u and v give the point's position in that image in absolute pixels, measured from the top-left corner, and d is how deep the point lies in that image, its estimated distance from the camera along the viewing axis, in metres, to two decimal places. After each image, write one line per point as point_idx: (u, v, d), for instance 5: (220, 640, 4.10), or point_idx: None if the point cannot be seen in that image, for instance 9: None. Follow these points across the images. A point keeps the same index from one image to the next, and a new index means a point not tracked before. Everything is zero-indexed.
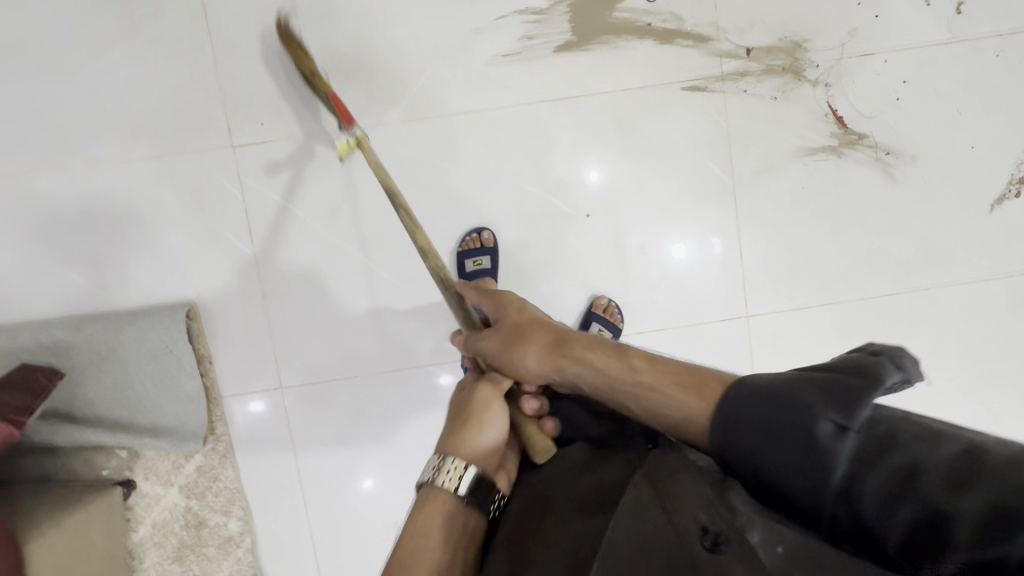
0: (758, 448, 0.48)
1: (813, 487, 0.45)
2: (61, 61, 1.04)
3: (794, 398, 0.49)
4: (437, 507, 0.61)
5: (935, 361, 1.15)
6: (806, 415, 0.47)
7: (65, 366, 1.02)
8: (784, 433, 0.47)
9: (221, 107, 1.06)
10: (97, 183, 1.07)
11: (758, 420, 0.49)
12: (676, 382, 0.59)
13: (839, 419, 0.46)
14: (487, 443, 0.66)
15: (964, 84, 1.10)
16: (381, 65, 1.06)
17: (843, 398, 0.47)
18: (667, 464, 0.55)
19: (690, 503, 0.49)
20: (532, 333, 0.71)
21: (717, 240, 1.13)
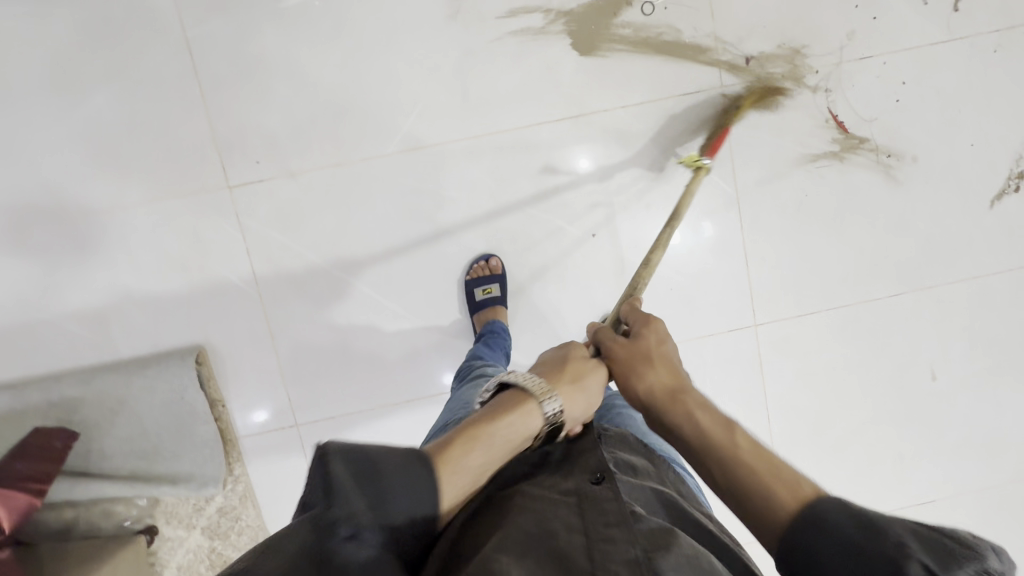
0: (827, 563, 0.44)
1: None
2: (45, 108, 1.01)
3: (884, 531, 0.43)
4: (514, 421, 0.59)
5: (939, 356, 1.17)
6: (902, 551, 0.42)
7: (81, 420, 1.02)
8: (864, 559, 0.43)
9: (214, 147, 1.04)
10: (92, 232, 1.04)
11: (851, 544, 0.44)
12: (773, 473, 0.51)
13: (931, 564, 0.41)
14: (572, 402, 0.65)
15: (963, 81, 1.10)
16: (376, 95, 1.04)
17: (943, 553, 0.42)
18: (607, 515, 0.52)
19: (612, 558, 0.47)
20: (657, 363, 0.67)
21: (708, 224, 1.12)
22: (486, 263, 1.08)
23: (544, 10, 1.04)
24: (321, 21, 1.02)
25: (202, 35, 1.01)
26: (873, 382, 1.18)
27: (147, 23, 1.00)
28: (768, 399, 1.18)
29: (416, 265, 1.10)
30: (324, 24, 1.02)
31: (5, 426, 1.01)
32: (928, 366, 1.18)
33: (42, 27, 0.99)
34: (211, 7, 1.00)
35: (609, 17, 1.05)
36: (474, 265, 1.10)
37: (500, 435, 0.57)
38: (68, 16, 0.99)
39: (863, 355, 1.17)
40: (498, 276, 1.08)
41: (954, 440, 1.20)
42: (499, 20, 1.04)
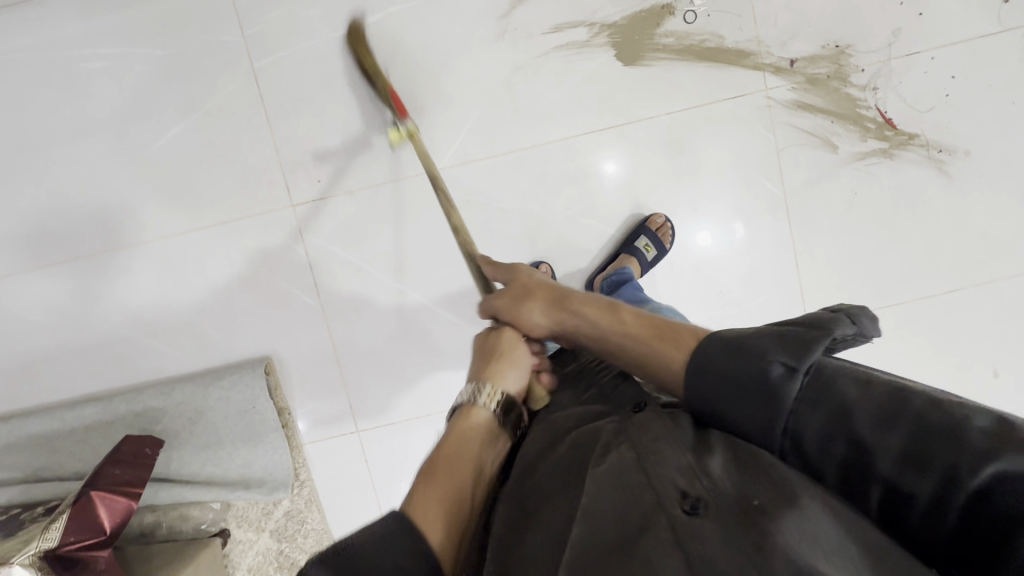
0: (720, 398, 0.54)
1: (764, 427, 0.51)
2: (126, 138, 1.09)
3: (750, 351, 0.53)
4: (467, 434, 0.62)
5: (1002, 353, 1.15)
6: (761, 358, 0.52)
7: (161, 429, 1.10)
8: (743, 383, 0.52)
9: (278, 169, 1.10)
10: (168, 252, 1.12)
11: (727, 369, 0.54)
12: (657, 333, 0.63)
13: (787, 362, 0.51)
14: (510, 377, 0.69)
15: (1017, 72, 1.08)
16: (429, 113, 1.09)
17: (796, 346, 0.51)
18: (652, 431, 0.54)
19: (665, 467, 0.50)
20: (537, 292, 0.75)
21: (740, 225, 1.12)
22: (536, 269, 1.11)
23: (589, 25, 1.07)
24: (377, 46, 1.08)
25: (267, 64, 1.08)
26: (932, 381, 1.16)
27: (217, 55, 1.08)
28: None
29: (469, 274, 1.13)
30: (380, 47, 1.08)
31: (95, 436, 1.09)
32: (991, 363, 1.15)
33: (125, 63, 1.08)
34: (276, 38, 1.07)
35: (647, 27, 1.07)
36: None
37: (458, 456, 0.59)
38: (147, 53, 1.07)
39: (921, 352, 1.15)
40: None
41: None
42: (545, 36, 1.08)
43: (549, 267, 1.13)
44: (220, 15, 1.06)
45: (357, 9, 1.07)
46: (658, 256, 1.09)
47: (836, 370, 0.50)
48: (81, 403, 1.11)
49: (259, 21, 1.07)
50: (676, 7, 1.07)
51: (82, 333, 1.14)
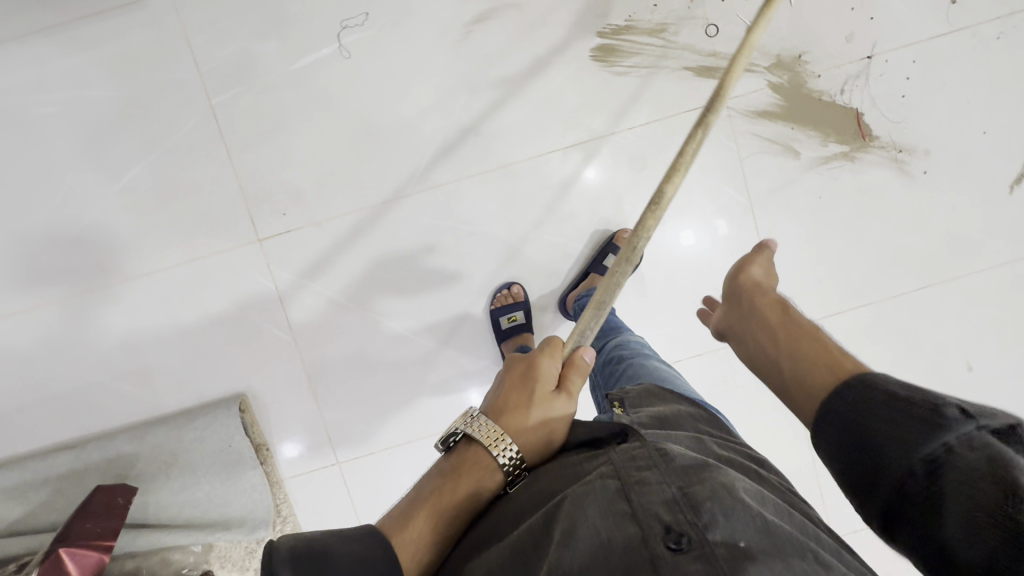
0: (866, 417, 0.48)
1: (903, 449, 0.44)
2: (84, 181, 1.08)
3: (927, 391, 0.47)
4: (467, 482, 0.57)
5: (973, 347, 1.16)
6: (938, 398, 0.45)
7: (136, 474, 1.07)
8: (897, 408, 0.46)
9: (242, 204, 1.09)
10: (134, 294, 1.10)
11: (890, 389, 0.48)
12: (810, 361, 0.58)
13: (964, 407, 0.44)
14: (531, 440, 0.60)
15: (969, 70, 1.10)
16: (392, 141, 1.09)
17: (978, 400, 0.45)
18: (637, 461, 0.55)
19: (650, 499, 0.51)
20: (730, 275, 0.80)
21: (721, 221, 1.12)
22: (508, 290, 1.12)
23: (546, 45, 1.08)
24: (335, 76, 1.07)
25: (225, 101, 1.07)
26: (909, 378, 1.16)
27: (173, 94, 1.07)
28: None
29: (442, 298, 1.13)
30: (338, 77, 1.07)
31: (69, 485, 1.07)
32: (964, 356, 1.16)
33: (80, 107, 1.06)
34: (232, 75, 1.07)
35: (615, 55, 1.08)
36: (498, 293, 1.13)
37: (457, 499, 0.56)
38: (102, 96, 1.06)
39: (895, 350, 1.16)
40: (522, 302, 1.11)
41: None
42: (502, 57, 1.08)
43: (522, 287, 1.13)
44: (175, 54, 1.06)
45: (313, 42, 1.06)
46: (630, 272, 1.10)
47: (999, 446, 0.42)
48: (52, 453, 1.08)
49: (215, 58, 1.06)
50: (631, 23, 1.08)
51: (50, 381, 1.11)
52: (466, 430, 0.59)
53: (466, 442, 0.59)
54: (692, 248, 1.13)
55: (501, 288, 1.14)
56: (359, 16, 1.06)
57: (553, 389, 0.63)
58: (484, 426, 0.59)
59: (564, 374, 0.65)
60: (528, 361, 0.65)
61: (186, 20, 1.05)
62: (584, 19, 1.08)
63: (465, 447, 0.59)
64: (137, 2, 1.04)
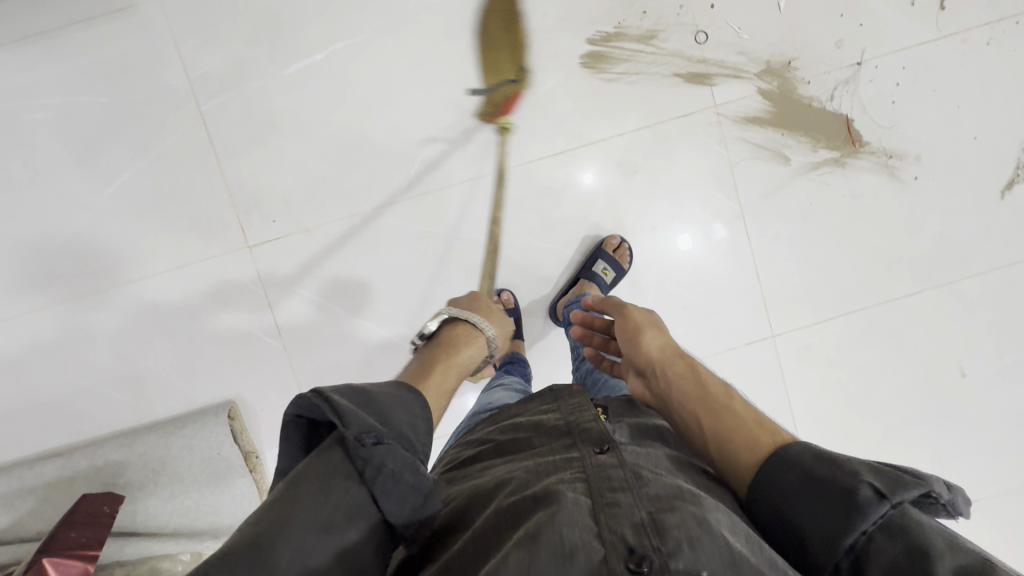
0: (794, 494, 0.50)
1: (825, 536, 0.47)
2: (73, 186, 1.07)
3: (841, 461, 0.49)
4: (468, 351, 0.81)
5: (966, 353, 1.15)
6: (851, 473, 0.48)
7: (123, 481, 1.07)
8: (821, 489, 0.48)
9: (232, 211, 1.09)
10: (124, 299, 1.10)
11: (806, 464, 0.51)
12: (730, 437, 0.58)
13: (880, 486, 0.46)
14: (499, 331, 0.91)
15: (958, 76, 1.10)
16: (381, 146, 1.09)
17: (893, 478, 0.47)
18: (611, 481, 0.54)
19: (620, 519, 0.49)
20: (650, 333, 0.78)
21: (720, 226, 1.12)
22: (498, 297, 1.11)
23: (537, 52, 1.08)
24: (325, 82, 1.07)
25: (215, 108, 1.07)
26: (902, 384, 1.16)
27: (163, 99, 1.06)
28: (793, 409, 1.17)
29: (433, 304, 1.12)
30: (328, 83, 1.07)
31: (57, 492, 1.06)
32: (956, 363, 1.16)
33: (70, 112, 1.06)
34: (224, 81, 1.06)
35: (606, 61, 1.08)
36: (487, 299, 1.12)
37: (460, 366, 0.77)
38: (92, 103, 1.06)
39: (887, 356, 1.15)
40: (512, 308, 1.11)
41: (996, 439, 1.17)
42: (493, 63, 1.08)
43: (512, 293, 1.12)
44: (165, 60, 1.06)
45: (303, 48, 1.06)
46: (620, 276, 1.09)
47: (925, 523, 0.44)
48: (42, 460, 1.08)
49: (205, 64, 1.06)
50: (623, 30, 1.08)
51: (39, 388, 1.11)
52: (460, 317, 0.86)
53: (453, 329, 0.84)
54: (690, 251, 1.13)
55: (491, 294, 1.13)
56: (349, 22, 1.06)
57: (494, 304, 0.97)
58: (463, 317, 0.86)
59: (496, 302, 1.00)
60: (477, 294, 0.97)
61: (176, 27, 1.05)
62: (574, 25, 1.08)
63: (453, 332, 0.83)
64: (128, 8, 1.04)
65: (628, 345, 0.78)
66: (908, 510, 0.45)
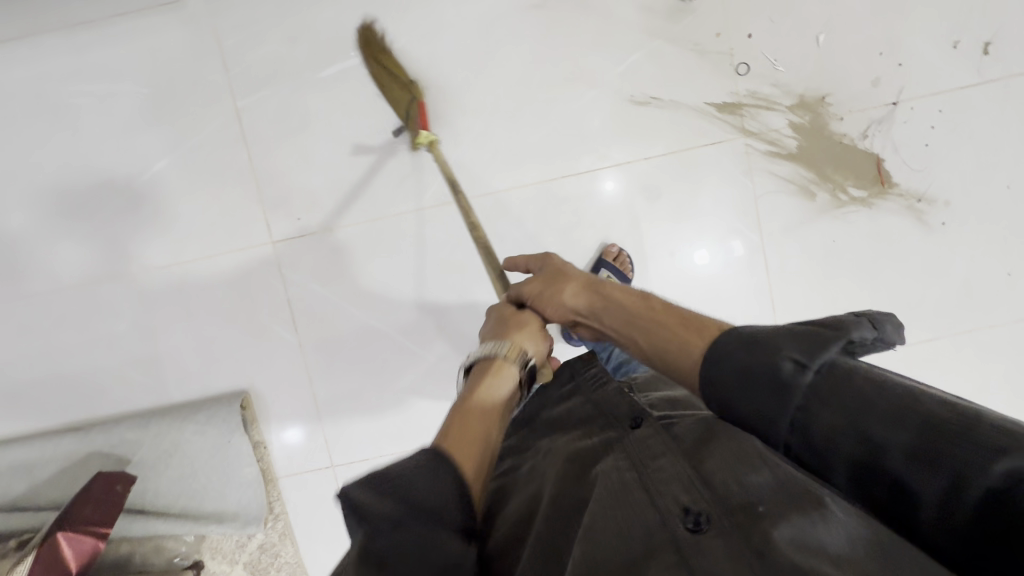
0: (736, 393, 0.51)
1: (768, 419, 0.49)
2: (110, 172, 1.11)
3: (758, 345, 0.51)
4: (498, 390, 0.66)
5: (979, 404, 1.14)
6: (771, 353, 0.49)
7: (135, 461, 1.10)
8: (756, 378, 0.49)
9: (259, 206, 1.11)
10: (149, 282, 1.13)
11: (736, 362, 0.52)
12: (674, 351, 0.60)
13: (799, 357, 0.48)
14: (533, 340, 0.74)
15: (996, 122, 1.08)
16: (409, 154, 1.10)
17: (810, 343, 0.49)
18: (651, 448, 0.56)
19: (666, 484, 0.52)
20: (557, 283, 0.76)
21: (739, 243, 1.12)
22: None
23: (571, 70, 1.08)
24: (358, 86, 1.09)
25: (250, 104, 1.09)
26: None
27: (202, 93, 1.09)
28: None
29: (447, 312, 1.14)
30: (361, 87, 1.09)
31: (73, 466, 1.10)
32: None
33: (112, 99, 1.09)
34: (261, 78, 1.09)
35: (638, 84, 1.08)
36: None
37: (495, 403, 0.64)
38: (133, 91, 1.09)
39: None
40: None
41: None
42: (526, 79, 1.09)
43: None
44: (206, 55, 1.08)
45: (340, 52, 1.08)
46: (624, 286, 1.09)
47: (849, 369, 0.48)
48: (60, 433, 1.12)
49: (244, 61, 1.08)
50: (657, 54, 1.08)
51: (63, 363, 1.14)
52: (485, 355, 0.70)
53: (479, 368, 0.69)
54: (703, 266, 1.12)
55: None
56: (386, 29, 1.08)
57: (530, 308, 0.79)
58: (488, 349, 0.70)
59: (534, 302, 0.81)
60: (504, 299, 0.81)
61: (219, 23, 1.07)
62: (609, 46, 1.08)
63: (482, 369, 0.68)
64: (173, 2, 1.07)
65: (544, 310, 0.76)
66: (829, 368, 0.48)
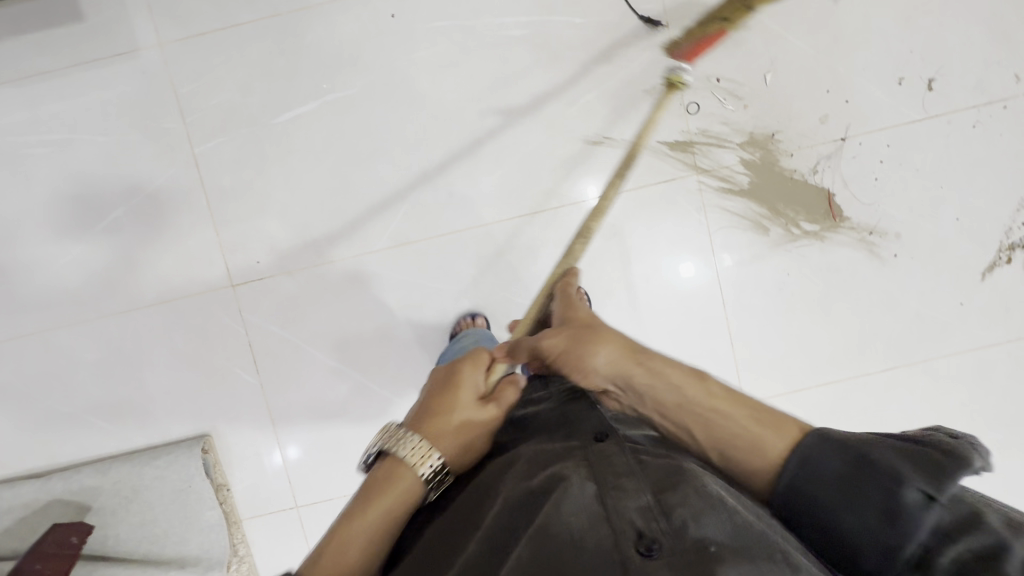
0: (834, 501, 0.50)
1: (885, 551, 0.46)
2: (68, 219, 1.11)
3: (877, 463, 0.49)
4: (392, 495, 0.59)
5: (937, 432, 1.15)
6: (896, 477, 0.47)
7: (94, 507, 1.09)
8: (863, 495, 0.48)
9: (219, 250, 1.12)
10: (110, 328, 1.13)
11: (845, 476, 0.49)
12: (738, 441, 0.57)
13: (927, 488, 0.46)
14: (452, 444, 0.63)
15: (943, 157, 1.10)
16: (366, 196, 1.12)
17: (930, 469, 0.47)
18: (615, 466, 0.56)
19: (627, 505, 0.51)
20: (598, 346, 0.66)
21: (730, 258, 1.12)
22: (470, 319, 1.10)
23: (525, 112, 1.10)
24: (315, 130, 1.10)
25: (208, 150, 1.10)
26: None
27: (158, 139, 1.10)
28: None
29: (408, 352, 1.14)
30: (319, 132, 1.10)
31: (31, 514, 1.09)
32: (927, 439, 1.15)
33: (70, 148, 1.10)
34: (218, 125, 1.10)
35: (592, 125, 1.10)
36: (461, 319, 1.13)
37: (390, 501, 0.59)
38: (92, 140, 1.10)
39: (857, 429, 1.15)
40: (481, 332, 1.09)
41: None
42: (482, 122, 1.10)
43: (485, 319, 1.11)
44: (163, 103, 1.09)
45: (296, 98, 1.09)
46: None
47: (975, 507, 0.45)
48: (21, 481, 1.12)
49: (201, 108, 1.09)
50: (610, 95, 1.09)
51: (24, 409, 1.14)
52: (388, 447, 0.62)
53: (385, 457, 0.62)
54: (690, 279, 1.13)
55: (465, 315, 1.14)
56: (341, 74, 1.09)
57: (478, 402, 0.66)
58: (396, 431, 0.63)
59: (493, 390, 0.69)
60: (454, 378, 0.69)
61: (176, 72, 1.09)
62: (562, 88, 1.09)
63: (384, 462, 0.61)
64: (130, 53, 1.08)
65: (574, 375, 0.67)
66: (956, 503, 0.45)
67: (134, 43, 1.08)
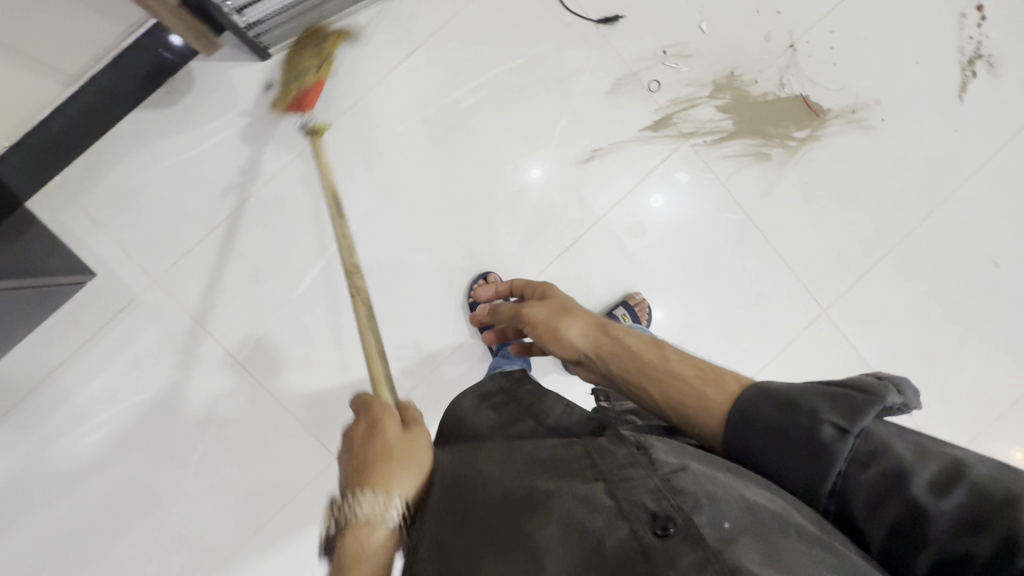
0: (764, 450, 0.52)
1: (810, 486, 0.49)
2: (154, 483, 1.08)
3: (800, 405, 0.50)
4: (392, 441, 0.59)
5: (992, 245, 1.22)
6: (813, 416, 0.49)
7: None
8: (790, 440, 0.49)
9: (308, 433, 1.11)
10: (245, 559, 1.10)
11: (772, 419, 0.51)
12: (692, 388, 0.59)
13: (840, 423, 0.48)
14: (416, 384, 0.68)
15: (879, 17, 1.17)
16: (411, 313, 1.11)
17: (848, 405, 0.48)
18: (618, 458, 0.54)
19: (637, 492, 0.50)
20: (571, 317, 0.72)
21: (684, 174, 1.15)
22: (485, 280, 1.10)
23: (512, 164, 1.12)
24: (338, 280, 1.10)
25: (249, 353, 1.09)
26: (950, 295, 1.22)
27: (199, 366, 1.08)
28: (871, 363, 1.21)
29: None
30: (341, 280, 1.10)
31: None
32: (987, 256, 1.22)
33: (122, 417, 1.07)
34: (247, 324, 1.08)
35: (576, 145, 1.13)
36: (474, 283, 1.12)
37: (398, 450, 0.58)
38: (137, 400, 1.07)
39: (927, 280, 1.21)
40: None
41: None
42: (479, 193, 1.12)
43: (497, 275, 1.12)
44: (187, 332, 1.07)
45: (305, 263, 1.09)
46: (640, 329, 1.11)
47: (887, 434, 0.48)
48: None
49: (223, 318, 1.08)
50: (578, 112, 1.12)
51: None
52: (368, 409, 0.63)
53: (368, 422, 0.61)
54: (661, 207, 1.15)
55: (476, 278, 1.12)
56: (332, 221, 1.09)
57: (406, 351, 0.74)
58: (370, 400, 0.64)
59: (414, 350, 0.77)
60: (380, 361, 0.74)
61: (183, 299, 1.07)
62: (534, 129, 1.12)
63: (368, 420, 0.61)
64: (132, 302, 1.06)
65: (550, 343, 0.72)
66: (871, 434, 0.47)
67: (130, 292, 1.06)
